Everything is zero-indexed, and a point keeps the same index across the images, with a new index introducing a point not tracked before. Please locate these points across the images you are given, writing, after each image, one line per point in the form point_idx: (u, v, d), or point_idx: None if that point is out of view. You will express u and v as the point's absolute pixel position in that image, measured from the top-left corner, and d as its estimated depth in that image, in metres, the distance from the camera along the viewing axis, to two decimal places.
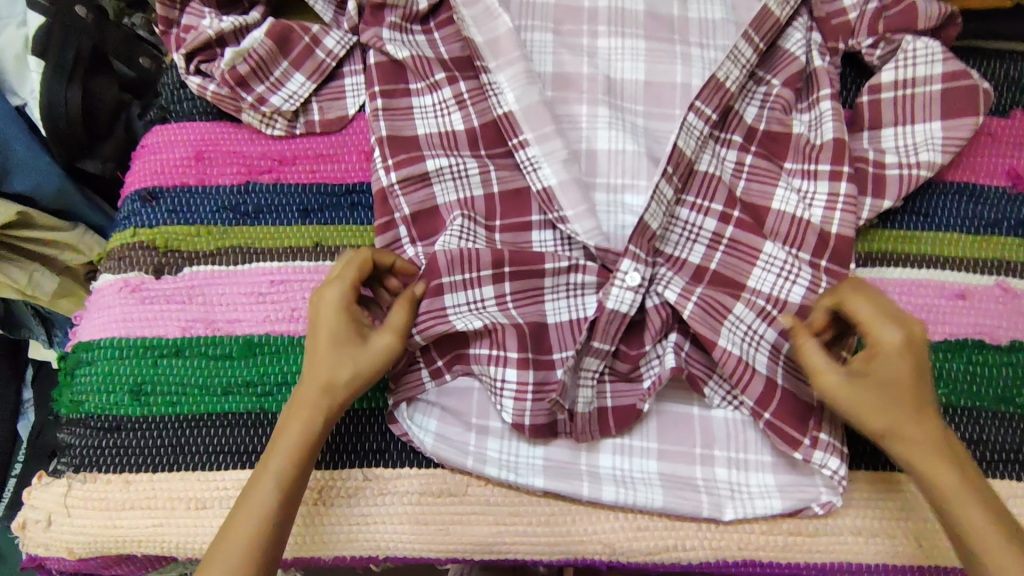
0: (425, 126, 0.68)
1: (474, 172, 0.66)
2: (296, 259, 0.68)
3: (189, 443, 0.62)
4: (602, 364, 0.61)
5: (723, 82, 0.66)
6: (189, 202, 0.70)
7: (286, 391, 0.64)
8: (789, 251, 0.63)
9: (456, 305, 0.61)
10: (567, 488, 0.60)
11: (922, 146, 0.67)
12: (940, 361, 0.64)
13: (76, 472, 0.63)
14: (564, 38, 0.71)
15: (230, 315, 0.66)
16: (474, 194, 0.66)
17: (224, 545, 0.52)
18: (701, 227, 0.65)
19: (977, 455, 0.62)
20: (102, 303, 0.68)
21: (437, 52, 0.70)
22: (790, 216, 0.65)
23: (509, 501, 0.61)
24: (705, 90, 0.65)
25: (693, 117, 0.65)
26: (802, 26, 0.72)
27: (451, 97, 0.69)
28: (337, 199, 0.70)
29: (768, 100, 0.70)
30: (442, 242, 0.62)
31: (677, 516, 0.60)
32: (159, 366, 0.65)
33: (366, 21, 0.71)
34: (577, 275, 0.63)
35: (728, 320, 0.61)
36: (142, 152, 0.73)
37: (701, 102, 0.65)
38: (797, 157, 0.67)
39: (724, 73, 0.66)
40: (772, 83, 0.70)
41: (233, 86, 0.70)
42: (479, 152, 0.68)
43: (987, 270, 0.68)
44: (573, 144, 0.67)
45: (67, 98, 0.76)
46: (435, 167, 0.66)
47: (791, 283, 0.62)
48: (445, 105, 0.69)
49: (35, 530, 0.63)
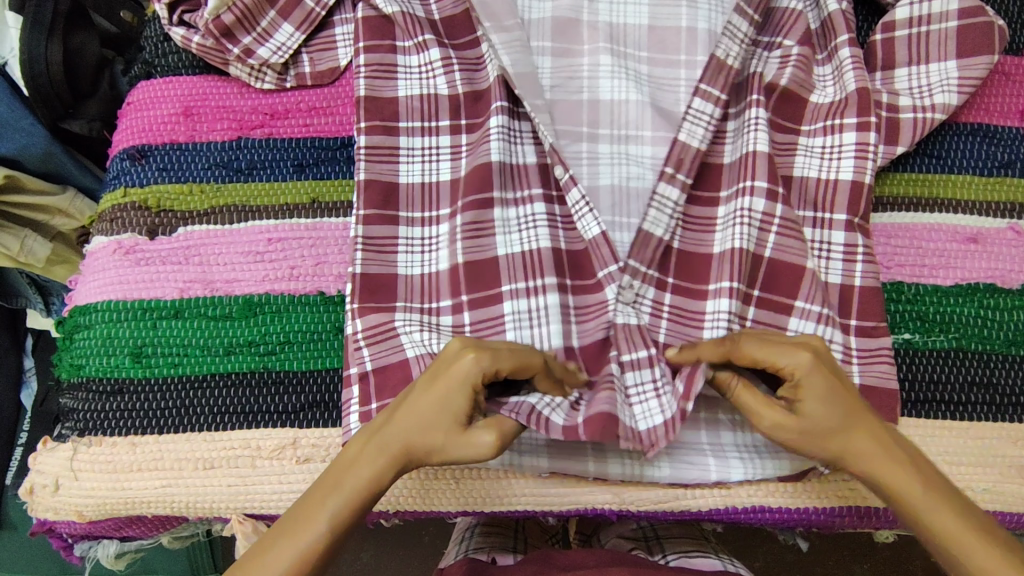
0: (408, 88, 0.66)
1: (445, 156, 0.65)
2: (292, 216, 0.66)
3: (193, 405, 0.62)
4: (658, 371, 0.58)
5: (725, 60, 0.64)
6: (180, 159, 0.68)
7: (289, 350, 0.63)
8: (821, 219, 0.62)
9: (407, 320, 0.60)
10: (573, 467, 0.59)
11: (937, 87, 0.65)
12: (951, 305, 0.64)
13: (80, 436, 0.63)
14: None
15: (228, 275, 0.65)
16: (439, 178, 0.64)
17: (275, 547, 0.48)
18: (751, 209, 0.60)
19: (987, 400, 0.62)
20: (97, 265, 0.66)
21: (427, 11, 0.68)
22: (815, 180, 0.63)
23: (512, 476, 0.61)
24: (707, 72, 0.64)
25: (701, 102, 0.64)
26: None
27: (438, 58, 0.66)
28: (331, 153, 0.68)
29: (789, 59, 0.66)
30: (404, 258, 0.63)
31: (685, 483, 0.60)
32: (159, 328, 0.64)
33: None
34: (539, 300, 0.59)
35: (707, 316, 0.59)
36: (128, 109, 0.71)
37: (706, 85, 0.64)
38: (818, 117, 0.65)
39: (724, 52, 0.65)
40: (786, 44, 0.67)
41: (218, 36, 0.67)
42: (460, 121, 0.66)
43: (1000, 213, 0.66)
44: (574, 95, 0.67)
45: (49, 56, 0.71)
46: (406, 143, 0.65)
47: (828, 262, 0.62)
48: (430, 67, 0.66)
49: (44, 494, 0.63)
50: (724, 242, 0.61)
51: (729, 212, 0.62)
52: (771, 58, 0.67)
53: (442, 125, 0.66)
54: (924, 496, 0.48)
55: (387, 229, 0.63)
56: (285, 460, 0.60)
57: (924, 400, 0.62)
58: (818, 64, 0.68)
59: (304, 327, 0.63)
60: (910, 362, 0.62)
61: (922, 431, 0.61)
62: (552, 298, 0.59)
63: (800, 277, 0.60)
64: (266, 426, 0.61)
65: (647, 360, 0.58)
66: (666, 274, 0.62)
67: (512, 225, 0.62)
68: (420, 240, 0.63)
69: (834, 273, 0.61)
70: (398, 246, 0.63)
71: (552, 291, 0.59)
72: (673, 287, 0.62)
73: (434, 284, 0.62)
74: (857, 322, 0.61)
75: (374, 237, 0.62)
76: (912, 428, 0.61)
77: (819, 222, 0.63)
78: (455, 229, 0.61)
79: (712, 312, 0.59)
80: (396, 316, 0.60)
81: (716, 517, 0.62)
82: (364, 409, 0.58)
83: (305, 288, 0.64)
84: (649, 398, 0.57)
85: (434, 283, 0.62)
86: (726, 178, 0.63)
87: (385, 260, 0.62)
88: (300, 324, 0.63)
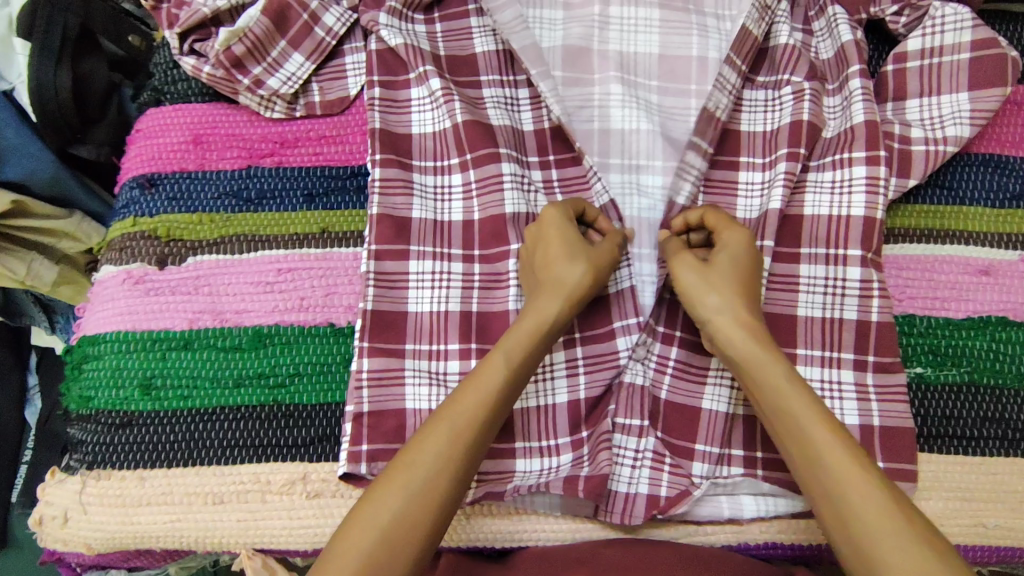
0: (421, 125, 0.67)
1: (457, 195, 0.66)
2: (302, 246, 0.66)
3: (203, 438, 0.61)
4: (641, 441, 0.60)
5: (714, 112, 0.65)
6: (190, 188, 0.68)
7: (299, 382, 0.62)
8: (832, 256, 0.62)
9: (417, 369, 0.61)
10: (584, 512, 0.60)
11: (949, 119, 0.65)
12: (963, 339, 0.63)
13: (89, 469, 0.62)
14: (574, 12, 0.70)
15: (238, 306, 0.64)
16: (451, 219, 0.65)
17: (364, 513, 0.48)
18: None
19: (1000, 434, 0.62)
20: (106, 295, 0.66)
21: (434, 46, 0.69)
22: (826, 218, 0.63)
23: (522, 514, 0.60)
24: (698, 124, 0.64)
25: (692, 154, 0.64)
26: (784, 17, 0.69)
27: (439, 90, 0.66)
28: (342, 182, 0.68)
29: (803, 94, 0.66)
30: (415, 296, 0.63)
31: (697, 521, 0.60)
32: (169, 360, 0.63)
33: (366, 3, 0.69)
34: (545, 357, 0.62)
35: (711, 375, 0.61)
36: (137, 137, 0.71)
37: (697, 137, 0.64)
38: (829, 151, 0.65)
39: (714, 104, 0.65)
40: (794, 81, 0.67)
41: (229, 67, 0.67)
42: (466, 156, 0.65)
43: (1012, 245, 0.66)
44: (586, 125, 0.67)
45: (58, 82, 0.70)
46: (419, 180, 0.66)
47: (840, 299, 0.62)
48: (435, 98, 0.66)
49: (53, 526, 0.63)
50: None
51: None
52: (785, 98, 0.67)
53: (453, 163, 0.66)
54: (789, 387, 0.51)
55: (400, 263, 0.63)
56: (295, 495, 0.60)
57: (934, 434, 0.61)
58: (828, 95, 0.68)
59: (315, 359, 0.63)
60: (920, 394, 0.62)
61: (934, 466, 0.60)
62: (558, 356, 0.62)
63: (794, 324, 0.62)
64: (276, 460, 0.61)
65: (637, 429, 0.60)
66: (673, 328, 0.63)
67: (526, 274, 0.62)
68: (431, 274, 0.63)
69: (849, 308, 0.62)
70: (409, 284, 0.63)
71: (558, 348, 0.62)
72: (679, 340, 0.63)
73: (443, 329, 0.62)
74: (876, 357, 0.61)
75: (387, 270, 0.63)
76: (924, 463, 0.61)
77: (832, 258, 0.62)
78: (472, 276, 0.64)
79: (716, 369, 0.61)
80: (406, 363, 0.61)
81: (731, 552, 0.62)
82: (353, 449, 0.58)
83: (316, 319, 0.64)
84: (627, 466, 0.60)
85: (446, 321, 0.62)
86: None
87: (396, 296, 0.63)
88: (310, 356, 0.63)
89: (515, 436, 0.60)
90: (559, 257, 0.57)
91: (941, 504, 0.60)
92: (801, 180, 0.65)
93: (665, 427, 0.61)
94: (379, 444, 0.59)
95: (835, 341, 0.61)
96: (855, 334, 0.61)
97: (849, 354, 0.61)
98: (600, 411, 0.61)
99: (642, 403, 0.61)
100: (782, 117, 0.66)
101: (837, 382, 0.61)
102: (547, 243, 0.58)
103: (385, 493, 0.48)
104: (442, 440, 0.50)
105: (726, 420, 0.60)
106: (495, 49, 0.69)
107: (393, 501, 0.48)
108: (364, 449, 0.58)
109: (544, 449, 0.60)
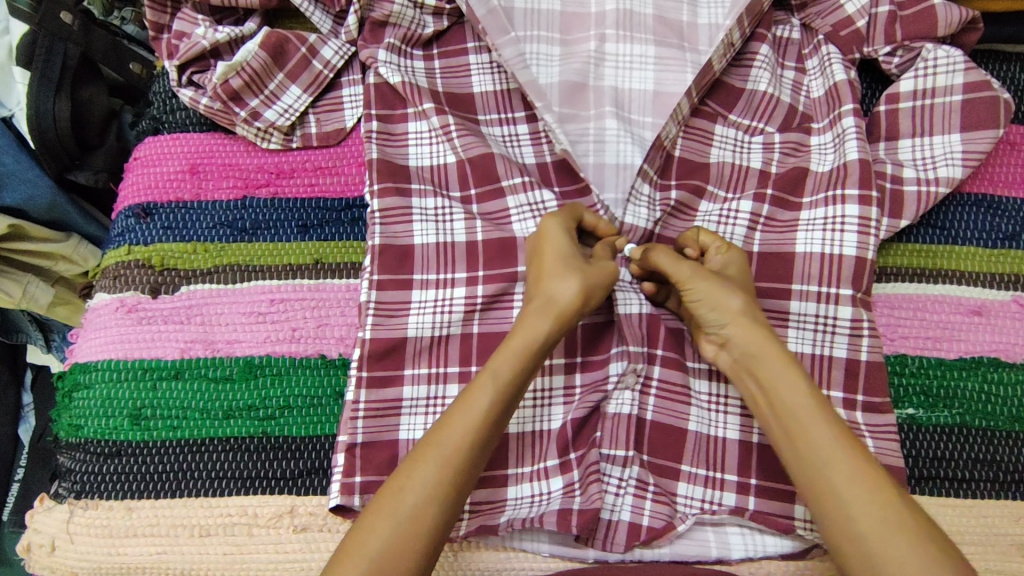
0: (418, 156, 0.68)
1: (458, 216, 0.65)
2: (296, 277, 0.66)
3: (192, 469, 0.61)
4: (625, 470, 0.60)
5: (665, 142, 0.66)
6: (185, 218, 0.68)
7: (289, 415, 0.62)
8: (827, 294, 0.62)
9: (415, 399, 0.61)
10: (572, 552, 0.59)
11: (942, 160, 0.65)
12: (955, 379, 0.63)
13: (77, 498, 0.62)
14: (571, 48, 0.71)
15: (230, 336, 0.64)
16: (453, 240, 0.64)
17: (362, 535, 0.48)
18: None
19: (991, 477, 0.62)
20: (99, 322, 0.66)
21: (432, 82, 0.70)
22: (819, 255, 0.63)
23: (510, 556, 0.60)
24: (649, 154, 0.66)
25: (639, 184, 0.66)
26: (765, 64, 0.70)
27: (440, 127, 0.67)
28: (336, 214, 0.68)
29: (772, 146, 0.68)
30: (414, 323, 0.62)
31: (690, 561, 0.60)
32: (159, 390, 0.63)
33: (365, 37, 0.70)
34: (544, 381, 0.61)
35: (693, 397, 0.62)
36: (134, 165, 0.71)
37: (648, 167, 0.66)
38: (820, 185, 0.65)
39: (666, 134, 0.66)
40: (767, 131, 0.69)
41: (225, 100, 0.68)
42: (470, 191, 0.66)
43: (1003, 285, 0.66)
44: (583, 159, 0.67)
45: (56, 111, 0.71)
46: (419, 204, 0.65)
47: (833, 337, 0.62)
48: (436, 133, 0.67)
49: (39, 554, 0.62)
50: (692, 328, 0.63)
51: None
52: (754, 144, 0.68)
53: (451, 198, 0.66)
54: (786, 382, 0.52)
55: (396, 295, 0.63)
56: (282, 529, 0.60)
57: (926, 475, 0.61)
58: (817, 133, 0.68)
59: (305, 390, 0.63)
60: (912, 436, 0.62)
61: (925, 508, 0.60)
62: (557, 379, 0.62)
63: None
64: (265, 493, 0.61)
65: (623, 457, 0.59)
66: (656, 348, 0.62)
67: None
68: (433, 302, 0.63)
69: (840, 346, 0.61)
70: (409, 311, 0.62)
71: (558, 371, 0.62)
72: (662, 359, 0.62)
73: (443, 352, 0.62)
74: (865, 397, 0.61)
75: (383, 302, 0.63)
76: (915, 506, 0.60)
77: (824, 297, 0.62)
78: (474, 299, 0.63)
79: (695, 391, 0.62)
80: (405, 391, 0.61)
81: None
82: (347, 481, 0.58)
83: (307, 350, 0.64)
84: (616, 496, 0.59)
85: (445, 347, 0.62)
86: None
87: (390, 327, 0.62)
88: (301, 387, 0.63)
89: (509, 463, 0.60)
90: (554, 274, 0.56)
91: None
92: (792, 219, 0.65)
93: (650, 461, 0.60)
94: (370, 477, 0.59)
95: (825, 378, 0.61)
96: (849, 373, 0.61)
97: (839, 393, 0.61)
98: (586, 436, 0.60)
99: (628, 434, 0.60)
100: (749, 158, 0.68)
101: None
102: (543, 259, 0.58)
103: (372, 522, 0.48)
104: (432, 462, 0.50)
105: (711, 444, 0.61)
106: (492, 86, 0.70)
107: (384, 528, 0.48)
108: (357, 480, 0.58)
109: (535, 473, 0.60)
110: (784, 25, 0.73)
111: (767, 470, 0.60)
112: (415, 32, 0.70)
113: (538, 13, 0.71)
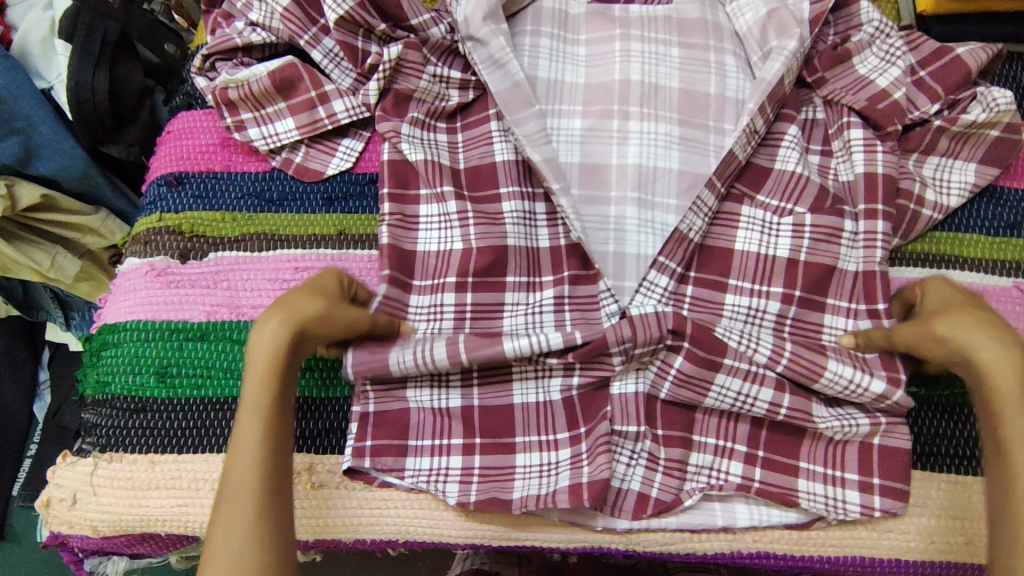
0: (427, 241, 0.67)
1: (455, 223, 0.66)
2: (320, 246, 0.69)
3: (213, 426, 0.63)
4: (637, 444, 0.61)
5: (686, 234, 0.64)
6: (215, 188, 0.71)
7: (310, 377, 0.64)
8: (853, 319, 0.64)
9: (419, 377, 0.63)
10: (579, 518, 0.61)
11: (955, 185, 0.69)
12: None
13: (101, 452, 0.64)
14: (594, 81, 0.72)
15: (254, 301, 0.67)
16: (451, 249, 0.66)
17: None
18: (765, 310, 0.64)
19: None
20: (128, 286, 0.68)
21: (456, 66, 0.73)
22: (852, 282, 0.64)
23: (521, 522, 0.62)
24: (669, 246, 0.64)
25: (656, 273, 0.64)
26: (793, 145, 0.69)
27: (455, 212, 0.66)
28: (360, 188, 0.71)
29: (802, 231, 0.66)
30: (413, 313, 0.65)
31: (694, 528, 0.61)
32: (185, 349, 0.65)
33: (387, 108, 0.69)
34: (542, 338, 0.60)
35: (713, 391, 0.61)
36: (167, 138, 0.74)
37: (665, 257, 0.64)
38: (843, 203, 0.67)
39: (687, 225, 0.64)
40: (797, 213, 0.66)
41: (219, 103, 0.71)
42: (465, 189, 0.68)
43: (1004, 271, 0.68)
44: (600, 247, 0.66)
45: (94, 82, 0.75)
46: (425, 211, 0.68)
47: (870, 377, 0.60)
48: (448, 219, 0.67)
49: (60, 508, 0.64)
50: (726, 334, 0.62)
51: (736, 301, 0.65)
52: (783, 228, 0.66)
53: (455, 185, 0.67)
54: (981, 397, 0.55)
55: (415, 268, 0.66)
56: (299, 485, 0.62)
57: (928, 452, 0.63)
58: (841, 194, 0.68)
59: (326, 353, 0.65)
60: (915, 414, 0.64)
61: (926, 483, 0.62)
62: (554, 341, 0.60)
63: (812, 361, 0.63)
64: None
65: (635, 433, 0.61)
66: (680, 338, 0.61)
67: (519, 218, 0.67)
68: (428, 308, 0.64)
69: (878, 384, 0.59)
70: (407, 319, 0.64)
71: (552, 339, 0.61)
72: (685, 351, 0.61)
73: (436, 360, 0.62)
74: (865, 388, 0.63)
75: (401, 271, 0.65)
76: (917, 482, 0.62)
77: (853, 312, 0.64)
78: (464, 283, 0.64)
79: (718, 385, 0.61)
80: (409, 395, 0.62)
81: (724, 560, 0.64)
82: (359, 444, 0.61)
83: None
84: (627, 466, 0.61)
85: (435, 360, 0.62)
86: (733, 266, 0.66)
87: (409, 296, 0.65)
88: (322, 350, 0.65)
89: (516, 431, 0.62)
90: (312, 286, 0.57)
91: (934, 520, 0.61)
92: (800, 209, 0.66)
93: (664, 435, 0.62)
94: (384, 439, 0.61)
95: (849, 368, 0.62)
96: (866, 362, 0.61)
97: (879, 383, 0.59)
98: (598, 412, 0.61)
99: (640, 409, 0.61)
100: (776, 245, 0.66)
101: (848, 411, 0.61)
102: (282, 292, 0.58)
103: None
104: (234, 544, 0.46)
105: (723, 423, 0.62)
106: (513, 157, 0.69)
107: None
108: (368, 444, 0.61)
109: (544, 443, 0.61)
110: (808, 106, 0.73)
111: (772, 441, 0.62)
112: (439, 106, 0.70)
113: (562, 85, 0.72)
